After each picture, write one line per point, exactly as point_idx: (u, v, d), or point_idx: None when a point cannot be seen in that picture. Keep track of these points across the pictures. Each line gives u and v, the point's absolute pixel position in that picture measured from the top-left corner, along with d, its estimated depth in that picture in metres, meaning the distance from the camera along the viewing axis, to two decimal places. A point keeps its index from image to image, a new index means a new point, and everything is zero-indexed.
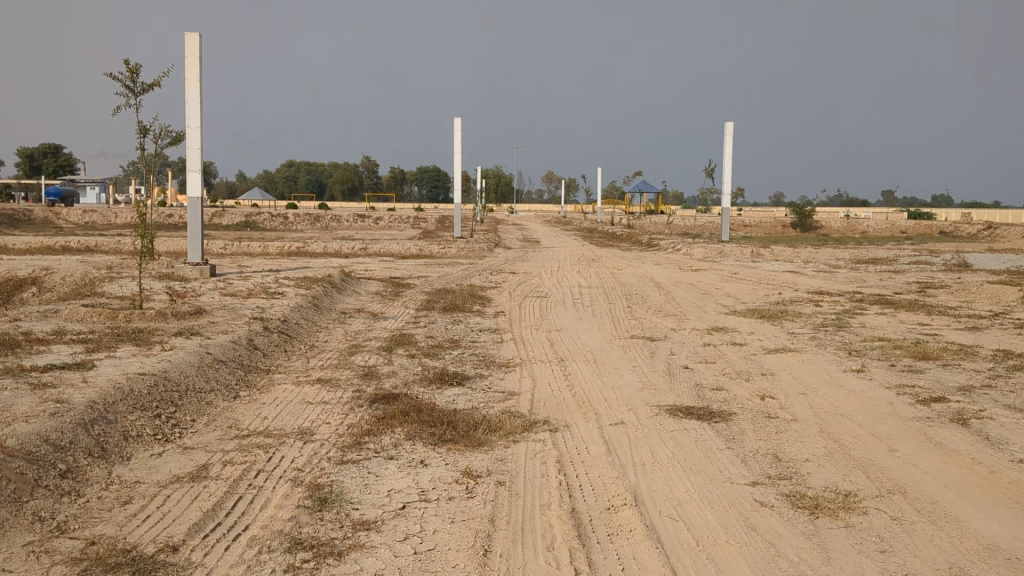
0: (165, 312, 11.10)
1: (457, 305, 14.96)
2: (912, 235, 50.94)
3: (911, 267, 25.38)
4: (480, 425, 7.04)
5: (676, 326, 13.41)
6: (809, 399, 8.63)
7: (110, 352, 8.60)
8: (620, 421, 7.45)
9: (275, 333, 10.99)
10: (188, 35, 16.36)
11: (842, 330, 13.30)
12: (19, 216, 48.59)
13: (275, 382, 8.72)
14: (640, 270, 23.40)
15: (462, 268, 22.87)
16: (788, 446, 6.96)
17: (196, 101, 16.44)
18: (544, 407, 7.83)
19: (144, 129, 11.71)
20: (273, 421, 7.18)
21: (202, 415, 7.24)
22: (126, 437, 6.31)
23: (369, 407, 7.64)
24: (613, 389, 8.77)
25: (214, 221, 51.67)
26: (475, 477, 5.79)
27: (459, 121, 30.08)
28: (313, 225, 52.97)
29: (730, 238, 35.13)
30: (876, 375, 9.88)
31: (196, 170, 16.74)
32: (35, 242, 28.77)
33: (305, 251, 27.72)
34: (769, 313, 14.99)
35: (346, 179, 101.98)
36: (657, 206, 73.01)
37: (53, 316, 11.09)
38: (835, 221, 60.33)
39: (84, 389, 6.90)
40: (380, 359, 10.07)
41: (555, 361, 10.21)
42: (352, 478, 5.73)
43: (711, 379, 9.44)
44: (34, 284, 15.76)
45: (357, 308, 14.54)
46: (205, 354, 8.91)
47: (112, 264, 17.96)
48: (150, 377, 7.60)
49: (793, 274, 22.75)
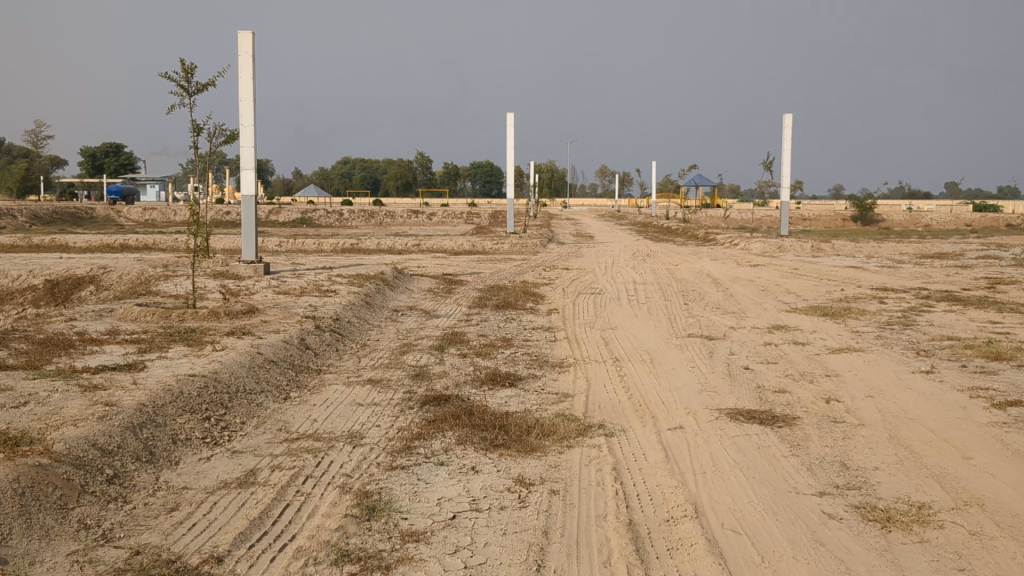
0: (218, 311, 11.09)
1: (511, 303, 14.78)
2: (977, 228, 49.62)
3: (979, 262, 24.62)
4: (533, 429, 6.83)
5: (735, 324, 13.08)
6: (877, 402, 8.28)
7: (163, 353, 8.56)
8: (678, 426, 7.20)
9: (327, 332, 10.91)
10: (242, 33, 16.38)
11: (909, 329, 12.83)
12: (82, 215, 49.71)
13: (327, 383, 8.61)
14: (697, 265, 22.99)
15: (515, 264, 22.71)
16: (856, 453, 6.63)
17: (250, 99, 16.47)
18: (599, 410, 7.60)
19: (197, 128, 11.70)
20: (323, 424, 7.05)
21: (251, 417, 7.15)
22: (174, 440, 6.23)
23: (420, 409, 7.49)
24: (671, 391, 8.49)
25: (271, 219, 52.13)
26: (528, 485, 5.58)
27: (512, 115, 29.91)
28: (368, 221, 53.32)
29: (789, 232, 34.46)
30: (947, 376, 9.47)
31: (250, 168, 16.78)
32: (96, 240, 29.27)
33: (359, 247, 27.80)
34: (832, 311, 14.55)
35: (401, 176, 102.63)
36: (712, 200, 72.12)
37: (107, 315, 11.14)
38: (897, 214, 58.97)
39: (134, 391, 6.84)
40: (432, 359, 9.92)
41: (610, 360, 9.97)
42: (401, 485, 5.57)
43: (773, 381, 9.11)
44: (92, 282, 15.95)
45: (410, 306, 14.42)
46: (256, 355, 8.83)
47: (168, 262, 18.13)
48: (200, 378, 7.52)
49: (855, 269, 22.16)
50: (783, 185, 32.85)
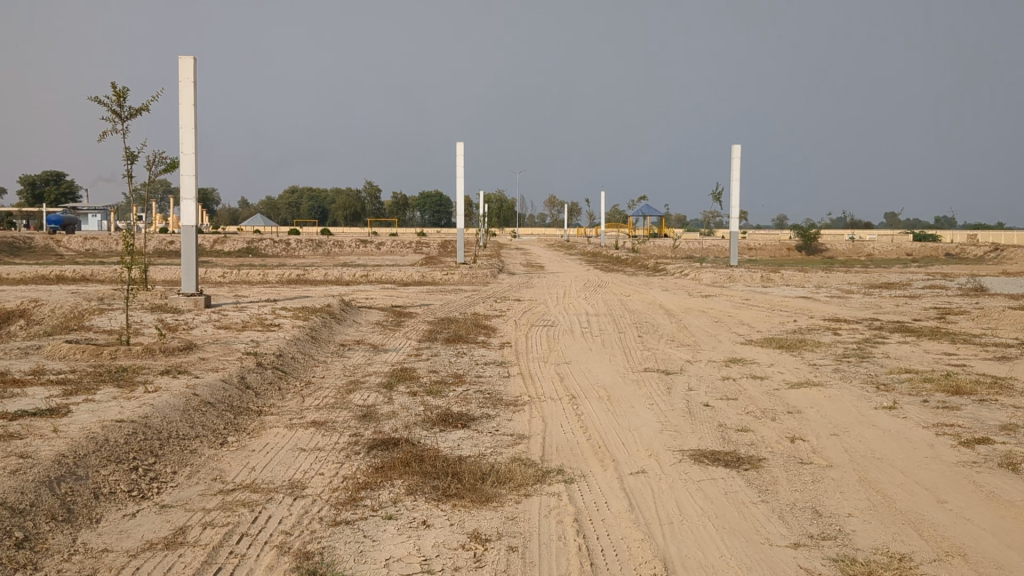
0: (153, 348, 10.51)
1: (461, 336, 14.34)
2: (918, 257, 50.47)
3: (925, 292, 24.83)
4: (488, 476, 6.41)
5: (691, 358, 12.80)
6: (842, 441, 8.00)
7: (90, 395, 7.97)
8: (640, 470, 6.83)
9: (269, 370, 10.38)
10: (182, 59, 15.85)
11: (866, 362, 12.67)
12: (20, 245, 48.29)
13: (267, 426, 8.09)
14: (648, 296, 22.82)
15: (465, 295, 22.27)
16: (827, 499, 6.32)
17: (190, 126, 15.92)
18: (557, 453, 7.22)
19: (131, 156, 11.14)
20: (262, 473, 6.55)
21: (184, 466, 6.63)
22: (96, 495, 5.69)
23: (367, 454, 7.03)
24: (631, 431, 8.13)
25: (216, 249, 51.03)
26: (484, 541, 5.16)
27: (461, 145, 29.59)
28: (316, 251, 52.60)
29: (739, 261, 34.53)
30: (910, 413, 9.22)
31: (191, 198, 16.20)
32: (32, 271, 28.22)
33: (305, 279, 27.14)
34: (787, 343, 14.37)
35: (350, 205, 101.87)
36: (660, 230, 72.56)
37: (33, 353, 10.48)
38: (842, 244, 59.66)
39: (53, 440, 6.27)
40: (381, 397, 9.44)
41: (566, 398, 9.57)
42: (345, 544, 5.10)
43: (735, 419, 8.79)
44: (22, 316, 15.21)
45: (357, 341, 13.90)
46: (192, 396, 8.29)
47: (104, 295, 17.38)
48: (128, 424, 6.97)
49: (806, 300, 22.16)
50: (733, 215, 32.96)
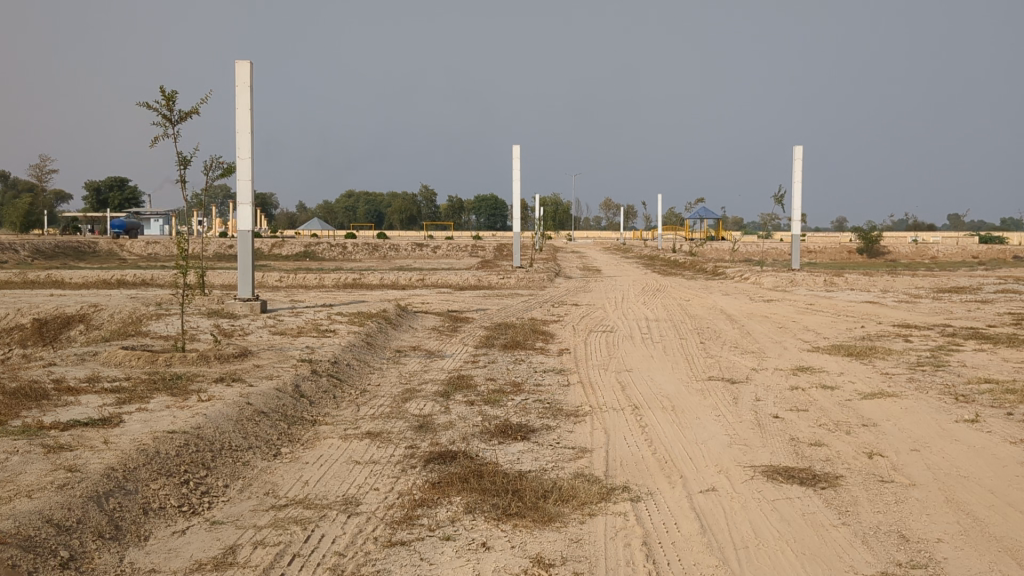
0: (208, 355, 10.39)
1: (518, 342, 14.07)
2: (986, 260, 49.14)
3: (997, 296, 23.98)
4: (549, 493, 6.10)
5: (757, 366, 12.35)
6: (924, 457, 7.53)
7: (143, 404, 7.84)
8: (710, 488, 6.47)
9: (324, 377, 10.20)
10: (238, 63, 15.81)
11: (942, 371, 12.10)
12: (85, 249, 49.33)
13: (322, 436, 7.88)
14: (709, 300, 22.34)
15: (521, 300, 22.01)
16: (914, 522, 5.88)
17: (247, 131, 15.87)
18: (622, 468, 6.89)
19: (183, 161, 11.06)
20: (315, 488, 6.32)
21: (236, 480, 6.42)
22: (145, 511, 5.51)
23: (423, 468, 6.77)
24: (698, 444, 7.77)
25: (274, 251, 51.57)
26: (547, 566, 4.86)
27: (517, 147, 29.33)
28: (372, 254, 52.91)
29: (801, 265, 33.78)
30: (995, 426, 8.68)
31: (247, 203, 16.17)
32: (96, 275, 28.66)
33: (361, 283, 27.12)
34: (856, 350, 13.84)
35: (405, 208, 102.56)
36: (717, 233, 71.76)
37: (90, 360, 10.44)
38: (905, 246, 58.25)
39: (103, 452, 6.12)
40: (437, 407, 9.18)
41: (629, 409, 9.21)
42: (401, 567, 4.84)
43: (807, 432, 8.36)
44: (82, 321, 15.32)
45: (413, 346, 13.70)
46: (246, 406, 8.11)
47: (162, 299, 17.45)
48: (180, 435, 6.80)
49: (873, 305, 21.50)
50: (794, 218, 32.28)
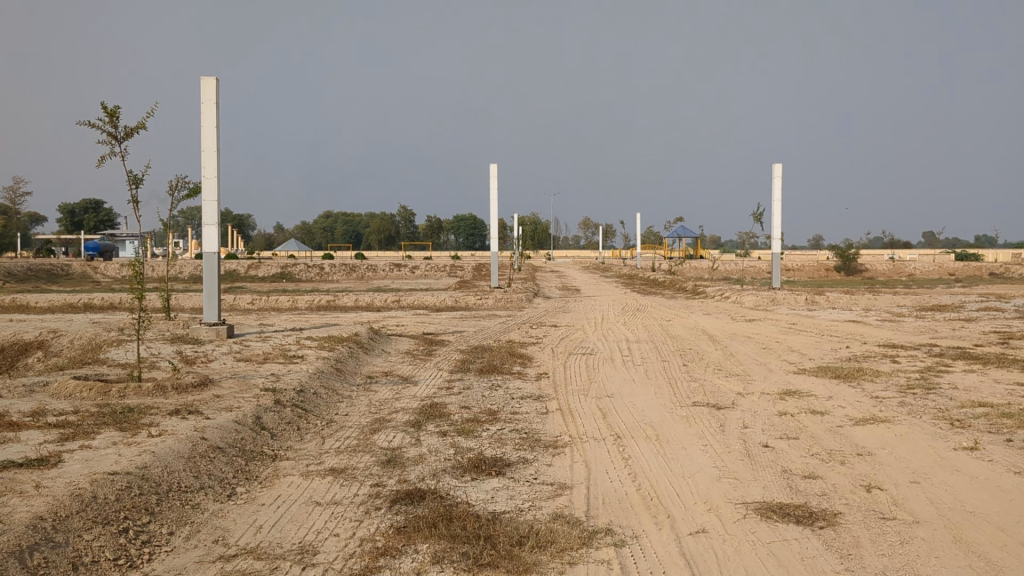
0: (164, 386, 9.78)
1: (495, 367, 13.53)
2: (964, 277, 49.34)
3: (980, 314, 23.77)
4: (525, 539, 5.57)
5: (743, 390, 11.89)
6: (926, 491, 7.06)
7: (88, 441, 7.25)
8: (700, 529, 5.97)
9: (288, 408, 9.61)
10: (204, 80, 15.30)
11: (934, 393, 11.70)
12: (57, 272, 48.52)
13: (282, 473, 7.33)
14: (690, 321, 21.87)
15: (499, 321, 21.49)
16: (921, 566, 5.40)
17: (211, 149, 15.33)
18: (604, 507, 6.38)
19: (134, 180, 10.50)
20: (270, 534, 5.76)
21: (183, 526, 5.86)
22: (75, 565, 4.94)
23: (388, 510, 6.24)
24: (686, 478, 7.27)
25: (250, 273, 50.89)
26: None
27: (494, 166, 28.91)
28: (350, 275, 52.32)
29: (782, 283, 33.53)
30: (996, 455, 8.23)
31: (212, 224, 15.60)
32: (63, 299, 27.88)
33: (335, 305, 26.54)
34: (844, 372, 13.41)
35: (384, 229, 102.01)
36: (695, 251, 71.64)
37: (39, 391, 9.81)
38: (883, 263, 58.41)
39: (33, 499, 5.54)
40: (407, 439, 8.62)
41: (612, 439, 8.70)
42: None
43: (799, 463, 7.88)
44: (40, 347, 14.65)
45: (385, 372, 13.14)
46: (199, 441, 7.53)
47: (125, 324, 16.79)
48: (122, 476, 6.23)
49: (856, 323, 21.15)
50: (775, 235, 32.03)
